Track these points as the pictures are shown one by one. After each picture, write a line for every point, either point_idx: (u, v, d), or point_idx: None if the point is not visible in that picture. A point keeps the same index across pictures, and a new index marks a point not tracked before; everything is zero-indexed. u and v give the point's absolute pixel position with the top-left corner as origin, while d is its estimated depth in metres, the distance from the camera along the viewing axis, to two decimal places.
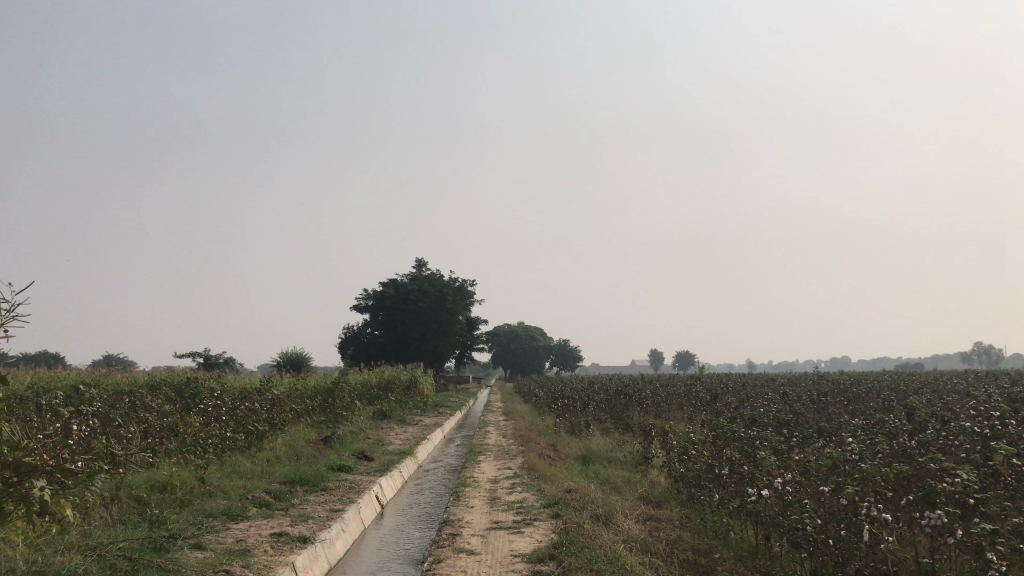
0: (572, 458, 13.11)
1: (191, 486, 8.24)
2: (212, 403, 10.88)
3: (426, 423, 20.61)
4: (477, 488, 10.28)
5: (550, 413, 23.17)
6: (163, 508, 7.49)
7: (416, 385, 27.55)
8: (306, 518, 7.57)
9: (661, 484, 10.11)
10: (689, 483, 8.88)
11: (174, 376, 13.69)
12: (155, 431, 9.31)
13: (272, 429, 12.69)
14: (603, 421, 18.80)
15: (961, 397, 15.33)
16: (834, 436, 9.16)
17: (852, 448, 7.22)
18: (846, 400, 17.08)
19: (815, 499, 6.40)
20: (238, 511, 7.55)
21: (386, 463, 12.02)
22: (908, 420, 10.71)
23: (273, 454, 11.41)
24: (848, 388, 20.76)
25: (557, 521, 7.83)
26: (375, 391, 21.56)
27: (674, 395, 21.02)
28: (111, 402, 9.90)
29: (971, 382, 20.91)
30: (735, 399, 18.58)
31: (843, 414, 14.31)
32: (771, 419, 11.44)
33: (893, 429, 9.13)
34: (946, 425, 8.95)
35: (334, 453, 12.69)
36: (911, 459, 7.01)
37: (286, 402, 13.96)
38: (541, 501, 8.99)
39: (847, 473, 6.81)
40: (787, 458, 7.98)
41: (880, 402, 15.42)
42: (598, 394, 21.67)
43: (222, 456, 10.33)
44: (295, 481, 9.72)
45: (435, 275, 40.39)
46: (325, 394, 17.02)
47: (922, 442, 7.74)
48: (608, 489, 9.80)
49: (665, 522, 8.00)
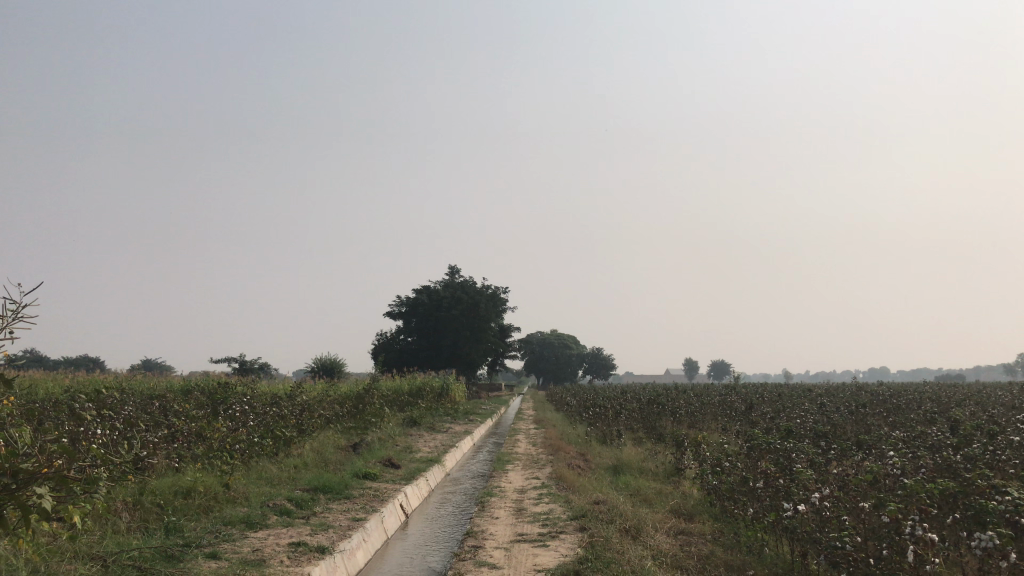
0: (602, 468, 12.88)
1: (214, 493, 8.13)
2: (240, 408, 10.81)
3: (456, 431, 20.49)
4: (504, 499, 10.06)
5: (582, 422, 22.90)
6: (185, 515, 7.38)
7: (448, 392, 27.42)
8: (327, 527, 7.43)
9: (693, 497, 9.83)
10: (723, 496, 8.60)
11: (207, 380, 13.68)
12: (183, 436, 9.20)
13: (301, 434, 12.60)
14: (636, 430, 18.54)
15: (1007, 410, 14.84)
16: (873, 449, 8.84)
17: (894, 462, 6.90)
18: (886, 411, 16.66)
19: (855, 516, 6.11)
20: (257, 520, 7.41)
21: (412, 472, 11.88)
22: (952, 432, 10.36)
23: (301, 461, 11.31)
24: (887, 400, 20.23)
25: (584, 534, 7.61)
26: (406, 398, 21.51)
27: (709, 405, 20.69)
28: (140, 406, 9.83)
29: (1016, 394, 20.36)
30: (771, 409, 18.22)
31: (882, 427, 13.89)
32: (809, 431, 11.10)
33: (936, 442, 8.79)
34: (994, 438, 8.57)
35: (361, 460, 12.59)
36: (958, 475, 6.67)
37: (316, 408, 13.86)
38: (568, 513, 8.75)
39: (889, 488, 6.52)
40: (826, 472, 7.66)
41: (922, 414, 15.00)
42: (631, 403, 21.42)
43: (250, 462, 10.24)
44: (319, 489, 9.58)
45: (469, 281, 40.40)
46: (355, 399, 16.96)
47: (969, 456, 7.39)
48: (639, 501, 9.55)
49: (696, 537, 7.76)
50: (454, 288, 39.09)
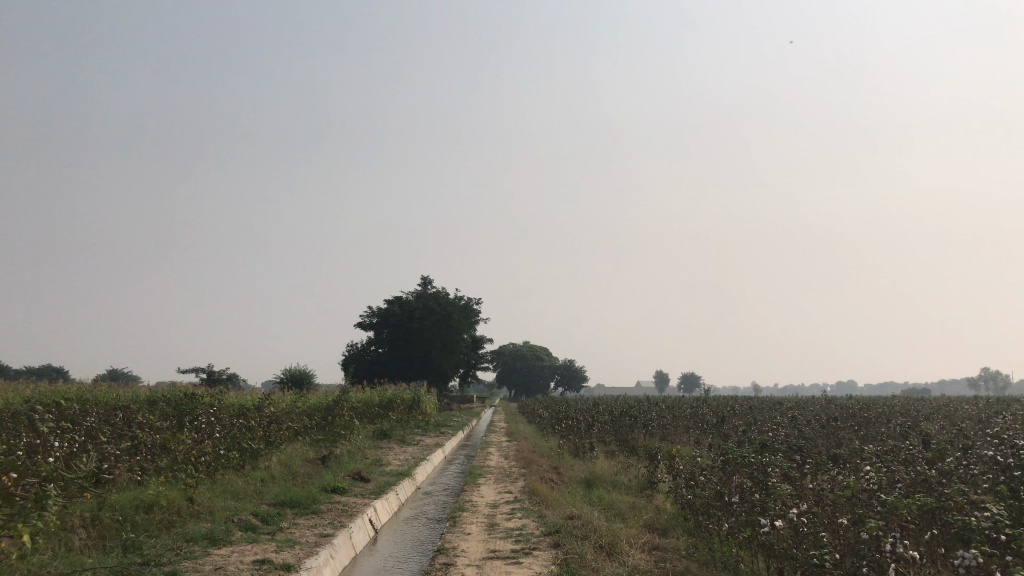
0: (575, 481, 12.74)
1: (178, 507, 7.88)
2: (207, 420, 10.54)
3: (426, 443, 20.23)
4: (476, 513, 9.89)
5: (554, 435, 22.74)
6: (145, 531, 7.12)
7: (419, 403, 27.14)
8: (293, 543, 7.22)
9: (667, 511, 9.71)
10: (697, 511, 8.50)
11: (173, 391, 13.37)
12: (146, 448, 8.93)
13: (269, 446, 12.33)
14: (608, 442, 18.44)
15: (976, 423, 14.92)
16: (848, 463, 8.79)
17: (870, 478, 6.83)
18: (857, 425, 16.69)
19: (833, 532, 6.03)
20: (221, 536, 7.18)
21: (382, 485, 11.66)
22: (925, 446, 10.36)
23: (268, 474, 11.04)
24: (857, 413, 20.31)
25: (558, 551, 7.46)
26: (376, 410, 21.24)
27: (681, 417, 20.64)
28: (102, 417, 9.54)
29: (983, 407, 20.57)
30: (743, 422, 18.19)
31: (854, 440, 13.91)
32: (783, 444, 11.03)
33: (909, 456, 8.76)
34: (967, 452, 8.55)
35: (330, 473, 12.35)
36: (935, 490, 6.60)
37: (284, 419, 13.59)
38: (541, 528, 8.61)
39: (866, 504, 6.44)
40: (803, 487, 7.58)
41: (892, 427, 15.04)
42: (603, 415, 21.33)
43: (215, 475, 9.98)
44: (285, 503, 9.34)
45: (440, 291, 40.13)
46: (325, 411, 16.67)
47: (943, 470, 7.34)
48: (612, 516, 9.42)
49: (671, 553, 7.65)
50: (426, 298, 38.82)
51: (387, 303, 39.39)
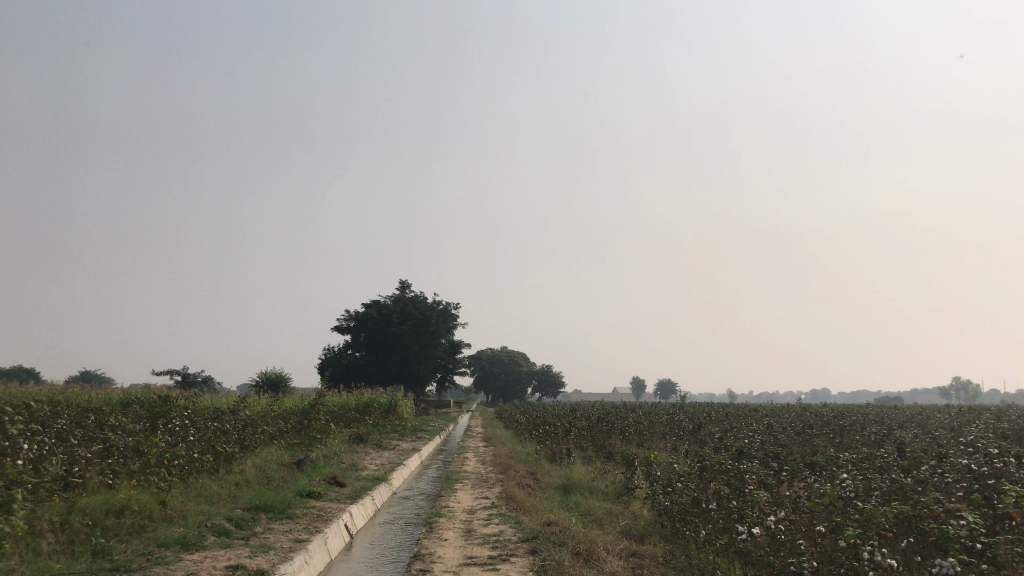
0: (552, 487, 12.70)
1: (150, 511, 7.76)
2: (180, 422, 10.40)
3: (403, 448, 20.12)
4: (453, 519, 9.83)
5: (531, 440, 22.71)
6: (116, 536, 7.00)
7: (395, 408, 26.98)
8: (267, 548, 7.12)
9: (644, 518, 9.70)
10: (673, 518, 8.49)
11: (147, 393, 13.19)
12: (119, 451, 8.79)
13: (243, 449, 12.18)
14: (585, 448, 18.44)
15: (948, 432, 15.05)
16: (824, 470, 8.82)
17: (846, 485, 6.86)
18: (832, 432, 16.79)
19: (811, 539, 6.04)
20: (193, 541, 7.08)
21: (358, 490, 11.57)
22: (900, 455, 10.41)
23: (242, 478, 10.91)
24: (832, 421, 20.43)
25: (535, 557, 7.41)
26: (353, 414, 21.09)
27: (657, 424, 20.67)
28: (73, 419, 9.38)
29: (956, 416, 20.79)
30: (719, 429, 18.23)
31: (829, 448, 13.98)
32: (761, 451, 11.05)
33: (884, 464, 8.80)
34: (942, 460, 8.60)
35: (306, 478, 12.24)
36: (911, 498, 6.63)
37: (260, 423, 13.44)
38: (518, 535, 8.57)
39: (843, 511, 6.46)
40: (779, 494, 7.59)
41: (867, 435, 15.13)
42: (580, 421, 21.33)
43: (188, 479, 9.85)
44: (260, 508, 9.22)
45: (418, 295, 40.00)
46: (300, 415, 16.53)
47: (918, 479, 7.38)
48: (589, 522, 9.39)
49: (648, 559, 7.63)
50: (404, 303, 38.69)
51: (365, 307, 39.22)
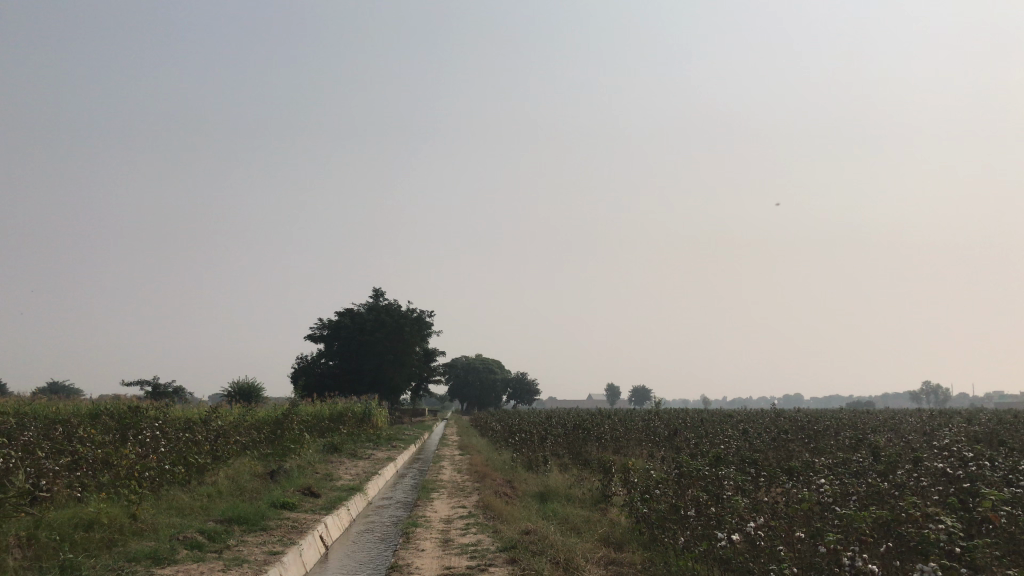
0: (529, 496, 12.64)
1: (120, 525, 7.59)
2: (151, 434, 10.21)
3: (378, 457, 19.95)
4: (429, 529, 9.72)
5: (507, 448, 22.65)
6: (84, 550, 6.84)
7: (370, 417, 26.75)
8: (241, 561, 6.99)
9: (621, 525, 9.67)
10: (652, 525, 8.46)
11: (117, 404, 12.98)
12: (87, 463, 8.60)
13: (215, 460, 12.00)
14: (561, 456, 18.40)
15: (921, 436, 15.19)
16: (801, 475, 8.84)
17: (825, 490, 6.86)
18: (807, 437, 16.89)
19: (790, 545, 6.04)
20: (165, 555, 6.92)
21: (333, 500, 11.43)
22: (876, 459, 10.46)
23: (214, 490, 10.73)
24: (805, 426, 20.57)
25: (514, 567, 7.33)
26: (326, 424, 20.90)
27: (633, 430, 20.67)
28: (41, 431, 9.17)
29: (928, 420, 21.03)
30: (695, 435, 18.27)
31: (804, 453, 14.04)
32: (737, 457, 11.06)
33: (860, 469, 8.84)
34: (917, 464, 8.66)
35: (280, 488, 12.08)
36: (889, 503, 6.65)
37: (232, 433, 13.25)
38: (496, 544, 8.49)
39: (822, 517, 6.47)
40: (757, 500, 7.58)
41: (842, 439, 15.24)
42: (556, 429, 21.28)
43: (160, 491, 9.67)
44: (233, 520, 9.06)
45: (392, 303, 39.80)
46: (274, 425, 16.34)
47: (895, 483, 7.42)
48: (567, 530, 9.34)
49: (627, 567, 7.60)
50: (377, 311, 38.48)
51: (338, 316, 38.98)
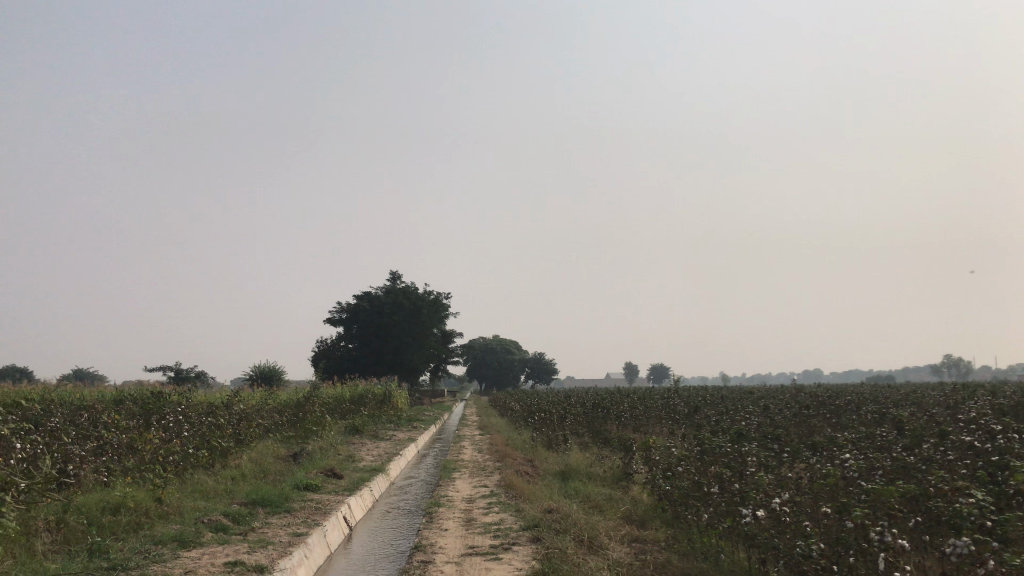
0: (550, 474, 12.65)
1: (146, 508, 7.66)
2: (174, 418, 10.27)
3: (399, 438, 20.03)
4: (452, 509, 9.73)
5: (527, 427, 22.68)
6: (112, 533, 6.92)
7: (390, 399, 26.86)
8: (266, 543, 7.03)
9: (644, 502, 9.66)
10: (674, 502, 8.42)
11: (140, 389, 13.08)
12: (113, 448, 8.66)
13: (238, 444, 12.08)
14: (582, 434, 18.40)
15: (945, 409, 15.02)
16: (825, 450, 8.76)
17: (850, 465, 6.80)
18: (829, 413, 16.75)
19: (816, 520, 6.00)
20: (191, 537, 6.97)
21: (356, 482, 11.48)
22: (900, 433, 10.36)
23: (238, 472, 10.81)
24: (827, 401, 20.44)
25: (538, 545, 7.33)
26: (347, 406, 21.00)
27: (654, 408, 20.62)
28: (67, 417, 9.26)
29: (951, 393, 20.85)
30: (716, 412, 18.18)
31: (827, 428, 13.94)
32: (759, 432, 10.99)
33: (885, 443, 8.75)
34: (942, 437, 8.58)
35: (303, 470, 12.15)
36: (916, 477, 6.58)
37: (254, 416, 13.33)
38: (520, 523, 8.49)
39: (848, 492, 6.41)
40: (781, 476, 7.51)
41: (864, 414, 15.11)
42: (575, 408, 21.28)
43: (184, 474, 9.76)
44: (257, 502, 9.12)
45: (409, 286, 39.80)
46: (295, 407, 16.43)
47: (922, 457, 7.33)
48: (590, 508, 9.33)
49: (651, 544, 7.58)
50: (395, 293, 38.51)
51: (356, 299, 39.05)
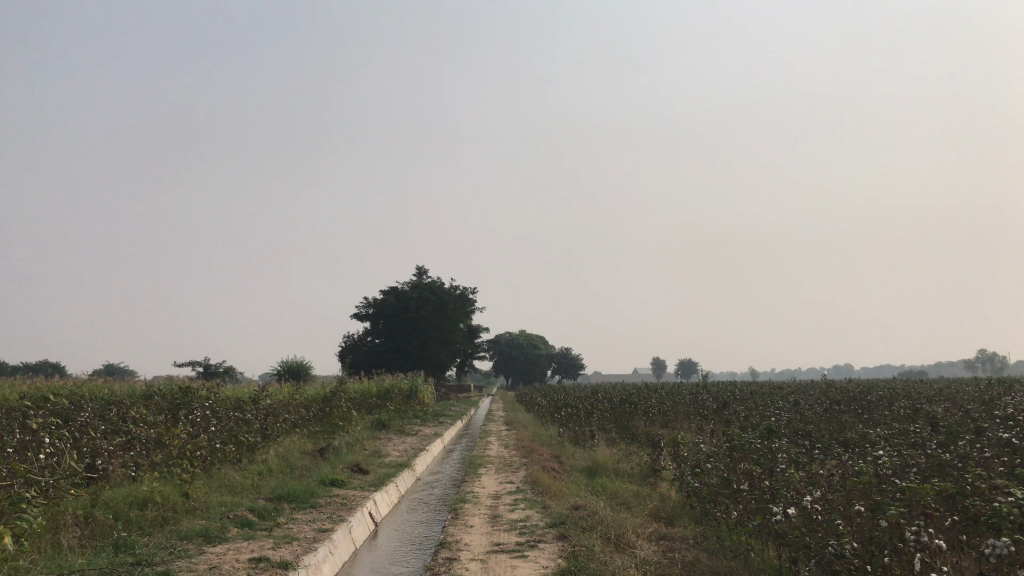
0: (577, 471, 12.56)
1: (173, 503, 7.68)
2: (201, 413, 10.31)
3: (425, 434, 20.03)
4: (478, 505, 9.68)
5: (553, 423, 22.60)
6: (139, 528, 6.94)
7: (416, 394, 26.90)
8: (291, 539, 7.01)
9: (672, 499, 9.54)
10: (703, 499, 8.30)
11: (169, 384, 13.18)
12: (141, 443, 8.71)
13: (265, 439, 12.12)
14: (609, 430, 18.29)
15: (980, 405, 14.73)
16: (857, 446, 8.59)
17: (884, 463, 6.65)
18: (861, 408, 16.49)
19: (848, 519, 5.87)
20: (216, 533, 6.97)
21: (382, 477, 11.47)
22: (934, 429, 10.15)
23: (265, 467, 10.84)
24: (858, 396, 20.16)
25: (564, 543, 7.24)
26: (374, 401, 21.06)
27: (681, 403, 20.44)
28: (97, 411, 9.33)
29: (986, 389, 20.46)
30: (745, 407, 17.99)
31: (858, 424, 13.73)
32: (789, 429, 10.82)
33: (920, 440, 8.56)
34: (979, 434, 8.36)
35: (329, 465, 12.16)
36: (952, 474, 6.42)
37: (281, 412, 13.37)
38: (546, 520, 8.40)
39: (882, 490, 6.26)
40: (812, 473, 7.37)
41: (896, 410, 14.84)
42: (602, 403, 21.16)
43: (212, 469, 9.79)
44: (283, 498, 9.11)
45: (435, 281, 39.84)
46: (322, 403, 16.49)
47: (958, 454, 7.15)
48: (616, 505, 9.24)
49: (679, 542, 7.48)
50: (421, 288, 38.56)
51: (382, 294, 39.16)
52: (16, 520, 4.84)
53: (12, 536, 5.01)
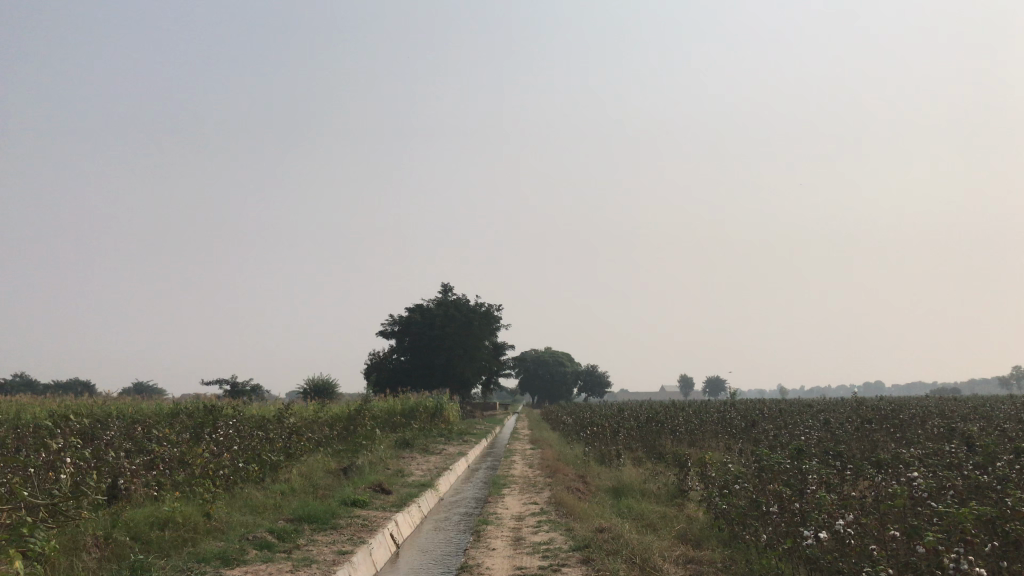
0: (602, 491, 12.36)
1: (194, 523, 7.62)
2: (224, 432, 10.26)
3: (449, 452, 19.90)
4: (501, 526, 9.52)
5: (579, 441, 22.39)
6: (159, 549, 6.86)
7: (442, 412, 26.79)
8: (309, 561, 6.90)
9: (699, 520, 9.32)
10: (731, 521, 8.08)
11: (195, 402, 13.18)
12: (163, 462, 8.67)
13: (288, 458, 12.05)
14: (635, 449, 18.05)
15: (1016, 425, 14.33)
16: (891, 466, 8.34)
17: (919, 485, 6.42)
18: (893, 427, 16.12)
19: (882, 543, 5.65)
20: (235, 555, 6.88)
21: (404, 497, 11.34)
22: (971, 448, 9.86)
23: (287, 487, 10.77)
24: (890, 414, 19.73)
25: (588, 568, 7.05)
26: (399, 419, 20.97)
27: (709, 422, 20.15)
28: (122, 430, 9.33)
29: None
30: (774, 426, 17.68)
31: (890, 444, 13.40)
32: (819, 448, 10.57)
33: (957, 461, 8.28)
34: (1018, 455, 8.07)
35: (351, 485, 12.06)
36: (991, 497, 6.18)
37: (305, 430, 13.31)
38: (570, 542, 8.21)
39: (918, 513, 6.04)
40: (845, 495, 7.14)
41: (930, 429, 14.50)
42: (628, 421, 20.93)
43: (234, 488, 9.73)
44: (303, 519, 9.02)
45: (460, 299, 39.82)
46: (346, 422, 16.42)
47: (997, 476, 6.89)
48: (643, 527, 9.04)
49: (707, 566, 7.27)
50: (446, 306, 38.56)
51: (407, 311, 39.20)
52: (27, 542, 4.77)
53: (24, 558, 4.94)
